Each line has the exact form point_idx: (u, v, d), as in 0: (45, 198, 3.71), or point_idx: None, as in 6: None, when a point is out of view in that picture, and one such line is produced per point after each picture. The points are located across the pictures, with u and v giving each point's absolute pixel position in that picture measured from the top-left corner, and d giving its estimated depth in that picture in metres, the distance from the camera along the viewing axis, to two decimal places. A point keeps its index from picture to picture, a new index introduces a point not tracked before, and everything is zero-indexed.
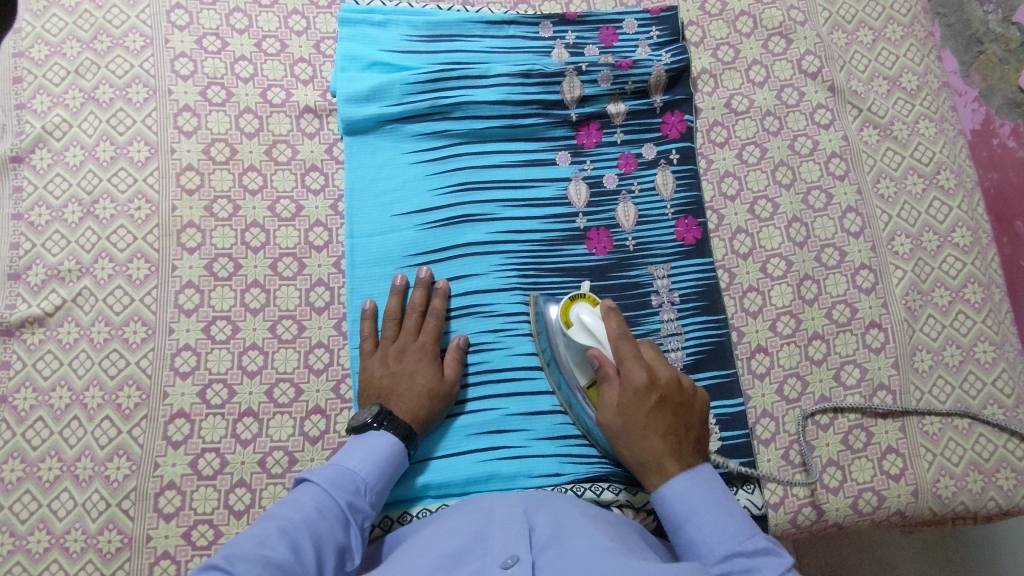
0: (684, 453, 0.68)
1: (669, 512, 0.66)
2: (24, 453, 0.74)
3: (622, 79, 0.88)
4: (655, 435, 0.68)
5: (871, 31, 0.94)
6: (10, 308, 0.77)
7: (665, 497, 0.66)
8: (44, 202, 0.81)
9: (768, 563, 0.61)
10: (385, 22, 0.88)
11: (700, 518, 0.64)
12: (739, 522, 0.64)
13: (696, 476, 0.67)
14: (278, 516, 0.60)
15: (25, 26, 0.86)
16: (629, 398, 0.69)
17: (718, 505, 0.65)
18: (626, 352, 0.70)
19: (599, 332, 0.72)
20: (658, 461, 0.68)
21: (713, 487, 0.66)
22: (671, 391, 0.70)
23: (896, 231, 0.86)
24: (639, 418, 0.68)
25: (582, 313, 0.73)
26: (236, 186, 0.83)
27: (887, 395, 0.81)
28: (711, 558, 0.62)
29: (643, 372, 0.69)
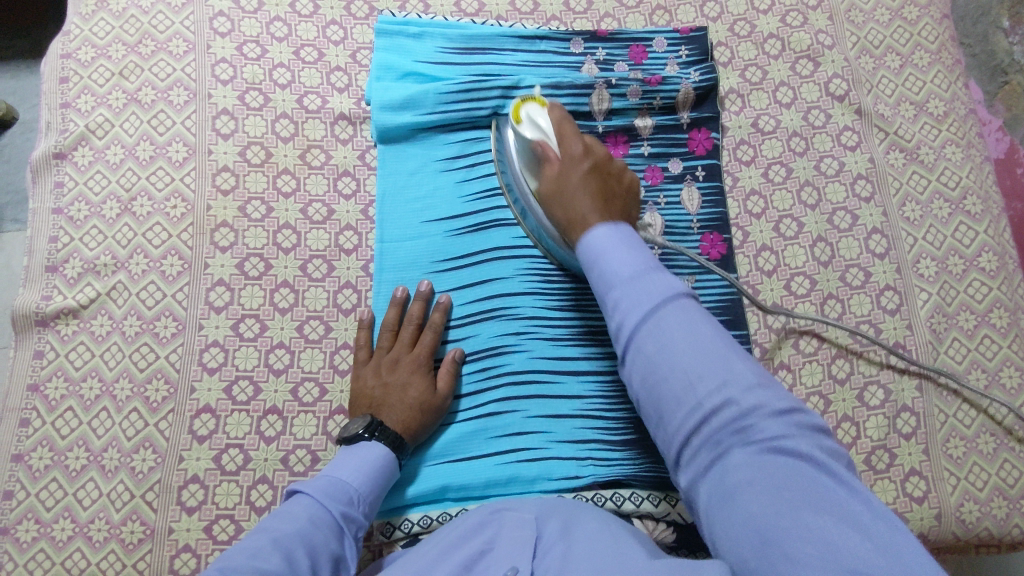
0: (611, 212, 0.67)
1: (588, 254, 0.63)
2: (52, 442, 0.75)
3: (650, 94, 0.90)
4: (588, 198, 0.68)
5: (899, 56, 0.95)
6: (47, 299, 0.79)
7: (591, 244, 0.63)
8: (84, 198, 0.83)
9: (671, 283, 0.58)
10: (420, 34, 0.90)
11: (611, 253, 0.61)
12: (646, 257, 0.60)
13: (615, 229, 0.63)
14: (271, 528, 0.60)
15: (74, 29, 0.89)
16: (566, 167, 0.71)
17: (630, 245, 0.61)
18: (568, 132, 0.72)
19: (547, 125, 0.74)
20: (582, 217, 0.67)
21: (629, 235, 0.63)
22: (607, 166, 0.72)
23: (922, 254, 0.87)
24: (575, 181, 0.69)
25: (532, 111, 0.76)
26: (270, 188, 0.85)
27: (911, 417, 0.80)
28: (613, 287, 0.59)
29: (579, 143, 0.71)
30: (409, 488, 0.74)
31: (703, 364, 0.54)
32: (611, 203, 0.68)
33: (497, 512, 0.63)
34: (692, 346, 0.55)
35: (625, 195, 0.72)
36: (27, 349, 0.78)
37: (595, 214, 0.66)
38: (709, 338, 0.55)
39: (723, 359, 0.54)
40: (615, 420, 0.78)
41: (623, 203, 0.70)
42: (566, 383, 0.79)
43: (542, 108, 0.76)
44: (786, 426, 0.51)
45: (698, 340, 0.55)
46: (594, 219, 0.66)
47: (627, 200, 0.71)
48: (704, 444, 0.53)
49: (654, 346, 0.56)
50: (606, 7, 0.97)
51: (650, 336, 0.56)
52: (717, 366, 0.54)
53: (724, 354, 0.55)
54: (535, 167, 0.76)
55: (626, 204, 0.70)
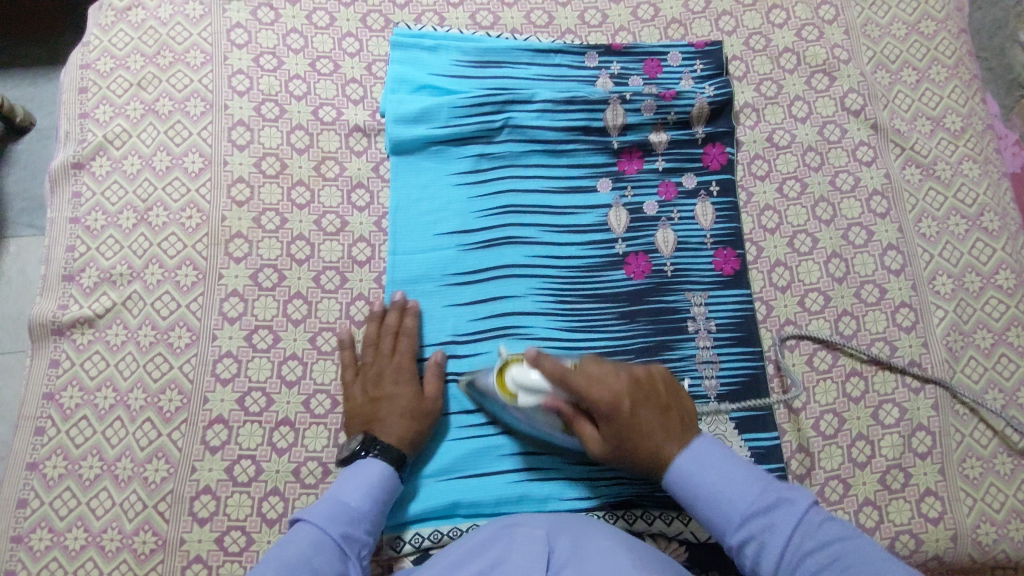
0: (679, 430, 0.67)
1: (687, 495, 0.64)
2: (67, 451, 0.75)
3: (665, 109, 0.89)
4: (655, 431, 0.66)
5: (916, 71, 0.94)
6: (63, 308, 0.80)
7: (692, 485, 0.63)
8: (101, 208, 0.84)
9: (786, 496, 0.61)
10: (435, 47, 0.91)
11: (713, 479, 0.63)
12: (747, 471, 0.63)
13: (700, 448, 0.65)
14: (273, 561, 0.60)
15: (93, 40, 0.90)
16: (613, 430, 0.67)
17: (724, 461, 0.64)
18: (582, 381, 0.66)
19: (542, 383, 0.69)
20: (660, 460, 0.66)
21: (717, 455, 0.64)
22: (640, 385, 0.68)
23: (938, 270, 0.86)
24: (632, 421, 0.66)
25: (517, 378, 0.70)
26: (284, 200, 0.85)
27: (926, 436, 0.80)
28: (732, 524, 0.61)
29: (607, 390, 0.66)
30: (418, 505, 0.74)
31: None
32: (671, 417, 0.67)
33: (506, 528, 0.62)
34: (834, 561, 0.56)
35: (667, 393, 0.69)
36: (43, 358, 0.78)
37: (671, 442, 0.66)
38: (849, 547, 0.57)
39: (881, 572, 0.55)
40: None
41: (675, 402, 0.69)
42: None
43: (524, 364, 0.71)
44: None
45: (844, 560, 0.56)
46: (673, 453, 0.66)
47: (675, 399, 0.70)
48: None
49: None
50: (622, 21, 0.97)
51: (789, 567, 0.58)
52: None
53: (878, 561, 0.56)
54: (553, 417, 0.71)
55: (676, 399, 0.69)
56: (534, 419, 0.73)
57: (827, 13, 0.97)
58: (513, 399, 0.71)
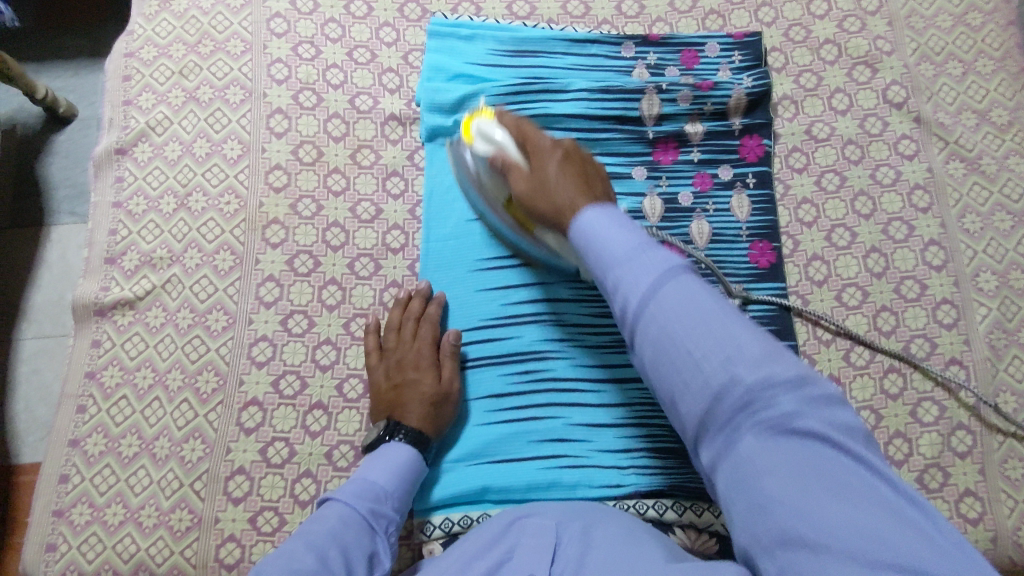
0: (598, 195, 0.61)
1: (579, 239, 0.57)
2: (107, 429, 0.77)
3: (702, 99, 0.88)
4: (567, 182, 0.62)
5: (961, 63, 0.92)
6: (105, 290, 0.82)
7: (582, 228, 0.56)
8: (142, 193, 0.86)
9: (671, 256, 0.51)
10: (472, 36, 0.91)
11: (600, 236, 0.55)
12: (640, 233, 0.54)
13: (605, 210, 0.57)
14: (304, 531, 0.60)
15: (137, 29, 0.92)
16: (534, 182, 0.65)
17: (621, 223, 0.55)
18: (528, 129, 0.69)
19: (498, 130, 0.71)
20: (569, 203, 0.60)
21: (618, 216, 0.56)
22: (579, 151, 0.66)
23: (981, 267, 0.84)
24: (549, 171, 0.64)
25: (480, 124, 0.72)
26: (321, 187, 0.86)
27: (966, 435, 0.78)
28: (612, 272, 0.53)
29: (546, 137, 0.67)
30: (449, 489, 0.74)
31: (708, 344, 0.47)
32: (593, 186, 0.62)
33: (513, 521, 0.62)
34: (696, 322, 0.48)
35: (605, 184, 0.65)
36: (85, 338, 0.80)
37: (582, 198, 0.60)
38: (720, 312, 0.49)
39: (733, 339, 0.47)
40: (658, 427, 0.77)
41: (607, 186, 0.65)
42: (609, 392, 0.78)
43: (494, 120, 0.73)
44: (800, 402, 0.45)
45: (709, 320, 0.48)
46: (581, 202, 0.60)
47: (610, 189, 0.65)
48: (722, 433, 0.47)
49: (659, 327, 0.49)
50: (659, 11, 0.96)
51: (648, 316, 0.50)
52: (736, 351, 0.47)
53: (750, 339, 0.47)
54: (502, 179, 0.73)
55: (609, 183, 0.65)
56: (494, 185, 0.76)
57: (870, 4, 0.95)
58: (472, 146, 0.74)
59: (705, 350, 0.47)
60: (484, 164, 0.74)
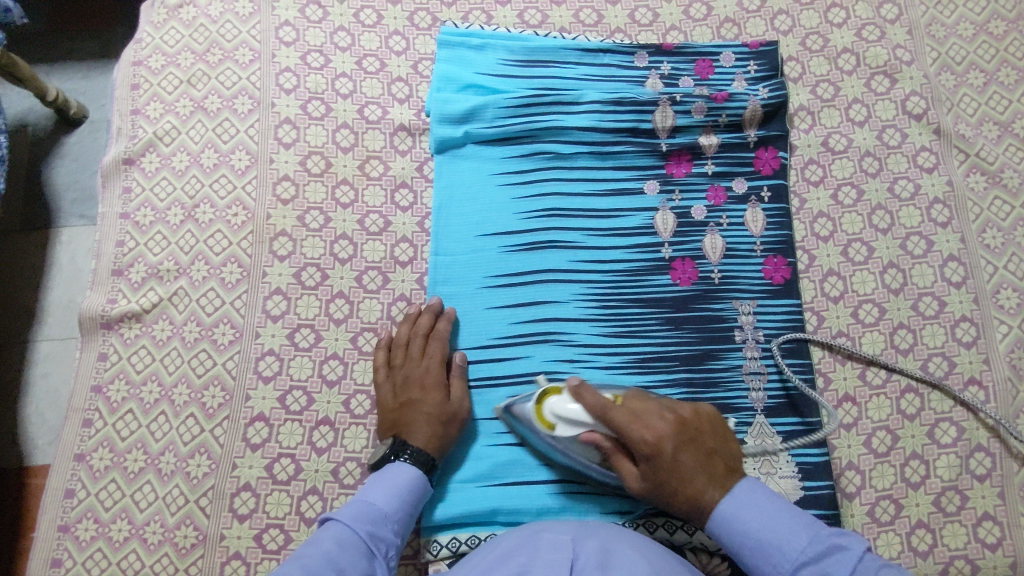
0: (723, 476, 0.66)
1: (734, 541, 0.63)
2: (113, 443, 0.77)
3: (716, 111, 0.86)
4: (699, 476, 0.66)
5: (983, 73, 0.90)
6: (112, 303, 0.81)
7: (736, 534, 0.63)
8: (149, 204, 0.85)
9: (836, 544, 0.59)
10: (482, 45, 0.89)
11: (758, 528, 0.62)
12: (798, 519, 0.62)
13: (745, 493, 0.64)
14: (301, 555, 0.60)
15: (145, 37, 0.91)
16: (656, 460, 0.66)
17: (773, 508, 0.63)
18: (620, 419, 0.67)
19: (581, 414, 0.69)
20: (700, 497, 0.65)
21: (770, 499, 0.64)
22: (682, 425, 0.68)
23: (1002, 284, 0.82)
24: (679, 471, 0.66)
25: (556, 410, 0.70)
26: (329, 198, 0.85)
27: (985, 457, 0.76)
28: (785, 566, 0.60)
29: (652, 428, 0.67)
30: (457, 510, 0.73)
31: None
32: (717, 464, 0.67)
33: (533, 533, 0.61)
34: None
35: (713, 435, 0.69)
36: (92, 351, 0.80)
37: (714, 489, 0.65)
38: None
39: None
40: None
41: (720, 442, 0.69)
42: None
43: (564, 396, 0.71)
44: None
45: None
46: (716, 500, 0.65)
47: (721, 442, 0.69)
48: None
49: None
50: (673, 20, 0.94)
51: None
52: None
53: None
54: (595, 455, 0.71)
55: (724, 443, 0.69)
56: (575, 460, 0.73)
57: (890, 12, 0.93)
58: (551, 429, 0.71)
59: None
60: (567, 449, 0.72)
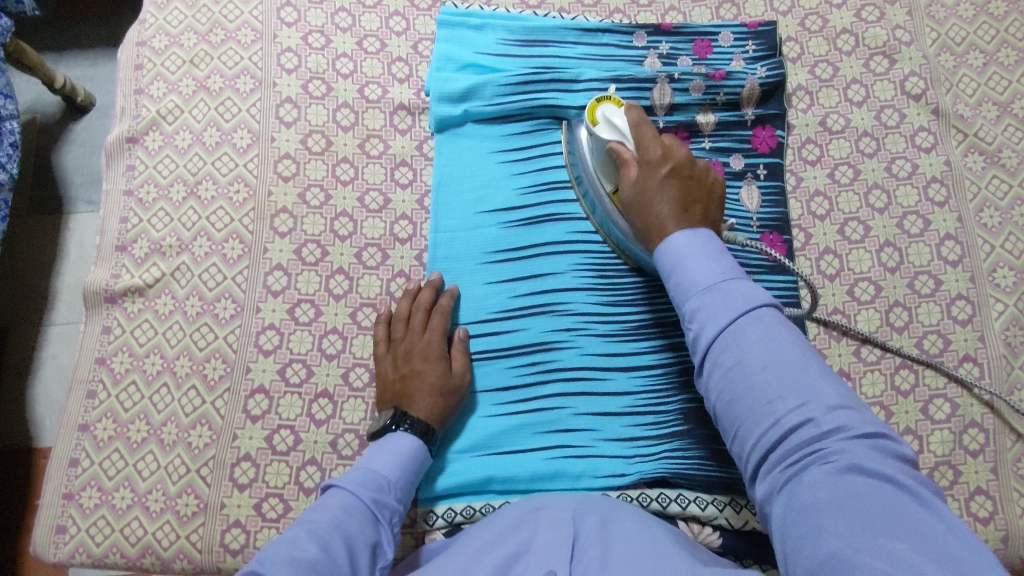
0: (692, 217, 0.66)
1: (666, 261, 0.63)
2: (116, 414, 0.78)
3: (714, 89, 0.87)
4: (670, 202, 0.67)
5: (983, 54, 0.90)
6: (116, 277, 0.83)
7: (669, 253, 0.63)
8: (153, 181, 0.86)
9: (754, 296, 0.56)
10: (482, 25, 0.90)
11: (688, 261, 0.61)
12: (730, 268, 0.59)
13: (695, 235, 0.63)
14: (306, 520, 0.61)
15: (150, 18, 0.93)
16: (647, 171, 0.70)
17: (713, 253, 0.61)
18: (647, 135, 0.71)
19: (624, 126, 0.73)
20: (660, 224, 0.66)
21: (711, 243, 0.62)
22: (691, 166, 0.70)
23: (998, 263, 0.82)
24: (654, 185, 0.68)
25: (609, 114, 0.74)
26: (329, 176, 0.86)
27: (979, 433, 0.76)
28: (695, 297, 0.59)
29: (662, 148, 0.70)
30: (454, 480, 0.74)
31: (778, 380, 0.52)
32: (692, 206, 0.67)
33: (534, 511, 0.62)
34: (777, 364, 0.53)
35: (710, 195, 0.69)
36: (96, 325, 0.81)
37: (674, 220, 0.66)
38: (791, 352, 0.53)
39: (807, 380, 0.52)
40: (665, 416, 0.77)
41: (711, 207, 0.69)
42: (616, 380, 0.78)
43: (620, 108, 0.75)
44: (866, 445, 0.47)
45: (785, 358, 0.53)
46: (671, 224, 0.66)
47: (714, 207, 0.69)
48: (772, 467, 0.50)
49: (735, 360, 0.54)
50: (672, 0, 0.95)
51: (724, 347, 0.55)
52: (799, 394, 0.51)
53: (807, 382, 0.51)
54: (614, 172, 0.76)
55: (710, 207, 0.69)
56: (598, 185, 0.78)
57: None
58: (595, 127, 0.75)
59: (776, 383, 0.52)
60: (596, 151, 0.77)
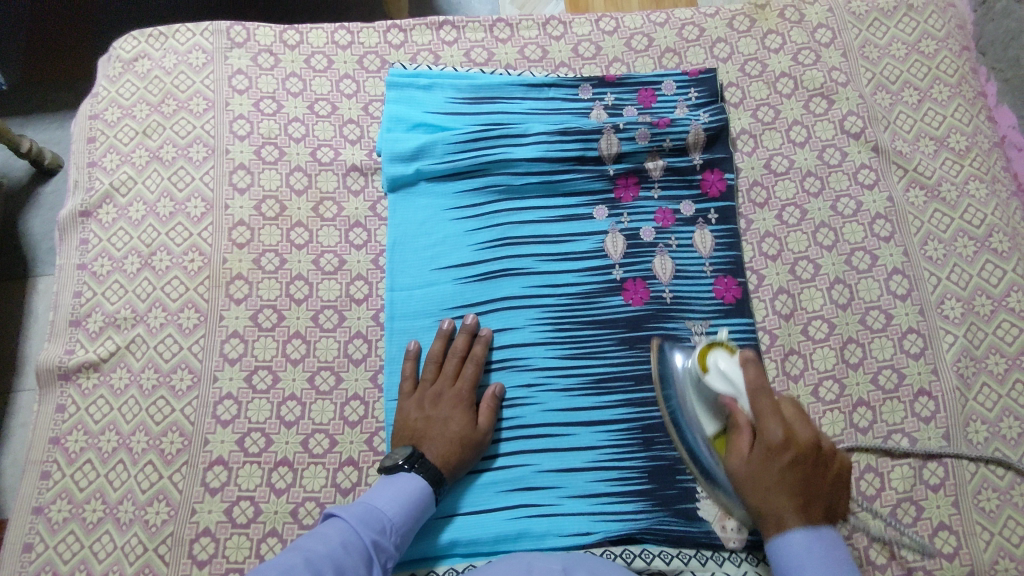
0: (813, 511, 0.63)
1: (779, 561, 0.63)
2: (71, 494, 0.77)
3: (660, 136, 0.89)
4: (789, 497, 0.63)
5: (917, 91, 0.93)
6: (70, 353, 0.82)
7: (780, 547, 0.63)
8: (107, 254, 0.86)
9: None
10: (430, 85, 0.92)
11: (802, 565, 0.61)
12: (835, 560, 0.61)
13: (816, 534, 0.62)
14: (305, 547, 0.62)
15: (102, 91, 0.94)
16: (763, 455, 0.65)
17: (829, 563, 0.61)
18: (763, 406, 0.65)
19: (736, 378, 0.68)
20: (778, 515, 0.63)
21: (826, 540, 0.62)
22: (815, 452, 0.65)
23: (946, 294, 0.84)
24: (770, 478, 0.64)
25: (719, 360, 0.70)
26: (283, 240, 0.87)
27: (939, 467, 0.77)
28: None
29: (780, 428, 0.64)
30: (418, 542, 0.74)
31: None
32: (812, 500, 0.64)
33: (524, 562, 0.62)
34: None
35: (832, 486, 0.65)
36: (50, 403, 0.80)
37: (793, 516, 0.63)
38: None
39: None
40: (628, 470, 0.76)
41: (828, 474, 0.65)
42: (579, 435, 0.78)
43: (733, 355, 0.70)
44: None
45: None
46: (791, 518, 0.63)
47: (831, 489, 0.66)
48: None
49: (790, 569, 0.62)
50: (616, 52, 0.97)
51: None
52: None
53: None
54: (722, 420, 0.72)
55: (827, 490, 0.65)
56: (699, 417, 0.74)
57: (824, 36, 0.96)
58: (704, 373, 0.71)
59: None
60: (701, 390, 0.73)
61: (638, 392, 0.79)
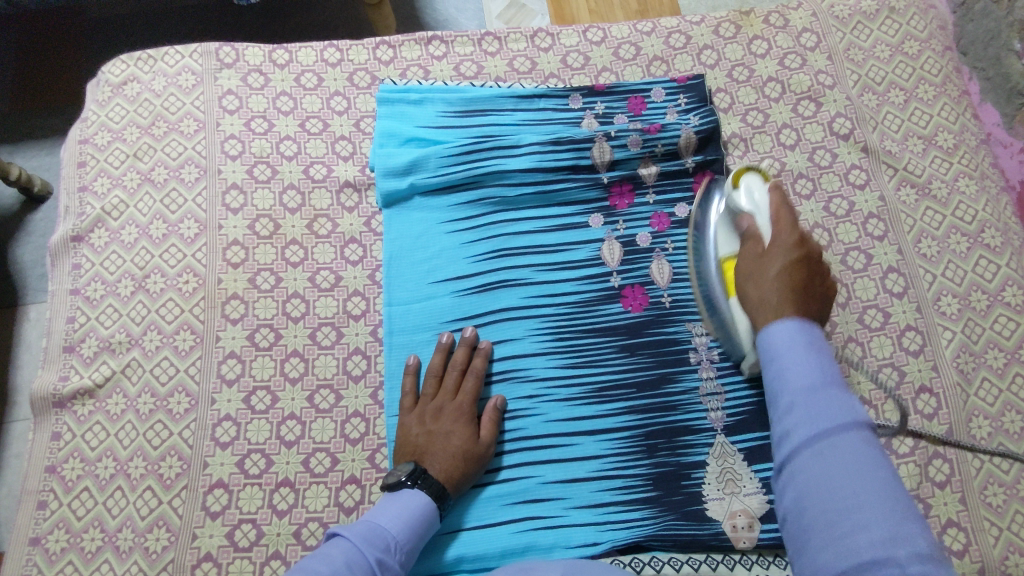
0: (810, 304, 0.66)
1: (765, 349, 0.63)
2: (69, 524, 0.75)
3: (651, 142, 0.89)
4: (787, 289, 0.66)
5: (903, 91, 0.94)
6: (64, 380, 0.81)
7: (767, 337, 0.63)
8: (100, 278, 0.85)
9: (842, 415, 0.55)
10: (421, 100, 0.92)
11: (785, 353, 0.61)
12: (823, 357, 0.60)
13: (802, 328, 0.62)
14: (308, 568, 0.60)
15: (91, 115, 0.93)
16: (771, 251, 0.70)
17: (813, 353, 0.60)
18: (783, 216, 0.72)
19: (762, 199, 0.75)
20: (771, 302, 0.66)
21: (812, 335, 0.61)
22: (820, 261, 0.69)
23: (942, 291, 0.84)
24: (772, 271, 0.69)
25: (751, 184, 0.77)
26: (278, 259, 0.86)
27: (944, 464, 0.77)
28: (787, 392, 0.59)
29: (793, 233, 0.70)
30: (423, 560, 0.73)
31: (809, 412, 0.56)
32: (809, 297, 0.66)
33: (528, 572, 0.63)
34: (798, 360, 0.59)
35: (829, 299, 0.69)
36: (45, 431, 0.79)
37: (788, 305, 0.65)
38: (821, 371, 0.58)
39: (832, 401, 0.56)
40: (634, 478, 0.76)
41: (826, 293, 0.69)
42: (582, 444, 0.77)
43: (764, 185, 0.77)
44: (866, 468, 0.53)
45: (810, 364, 0.59)
46: (783, 306, 0.65)
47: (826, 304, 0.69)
48: None
49: (771, 359, 0.61)
50: (604, 61, 0.98)
51: (770, 369, 0.61)
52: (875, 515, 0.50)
53: (894, 511, 0.50)
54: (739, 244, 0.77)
55: (824, 305, 0.67)
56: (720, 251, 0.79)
57: (809, 40, 0.98)
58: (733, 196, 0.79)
59: (807, 404, 0.57)
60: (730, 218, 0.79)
61: (640, 398, 0.79)
